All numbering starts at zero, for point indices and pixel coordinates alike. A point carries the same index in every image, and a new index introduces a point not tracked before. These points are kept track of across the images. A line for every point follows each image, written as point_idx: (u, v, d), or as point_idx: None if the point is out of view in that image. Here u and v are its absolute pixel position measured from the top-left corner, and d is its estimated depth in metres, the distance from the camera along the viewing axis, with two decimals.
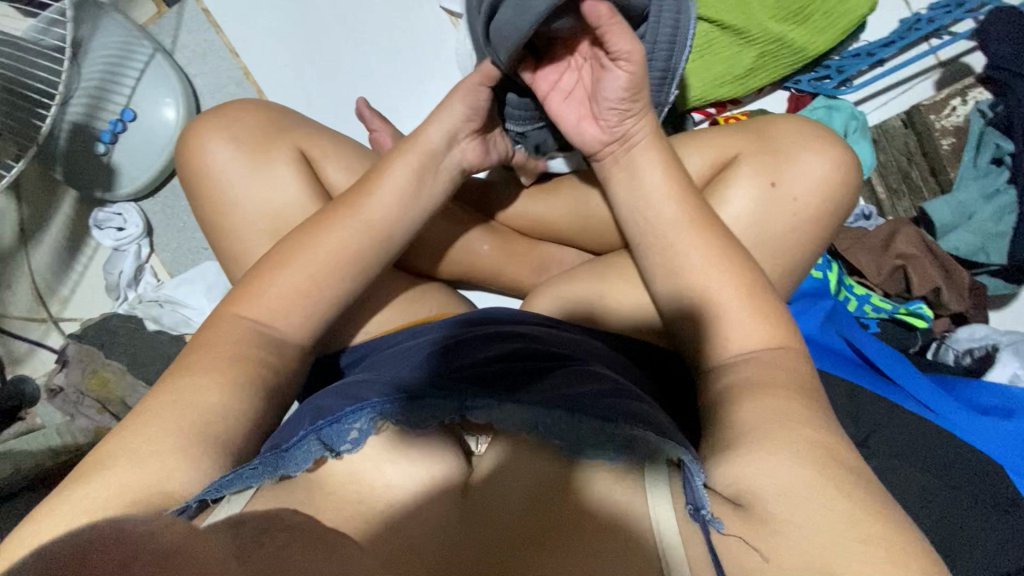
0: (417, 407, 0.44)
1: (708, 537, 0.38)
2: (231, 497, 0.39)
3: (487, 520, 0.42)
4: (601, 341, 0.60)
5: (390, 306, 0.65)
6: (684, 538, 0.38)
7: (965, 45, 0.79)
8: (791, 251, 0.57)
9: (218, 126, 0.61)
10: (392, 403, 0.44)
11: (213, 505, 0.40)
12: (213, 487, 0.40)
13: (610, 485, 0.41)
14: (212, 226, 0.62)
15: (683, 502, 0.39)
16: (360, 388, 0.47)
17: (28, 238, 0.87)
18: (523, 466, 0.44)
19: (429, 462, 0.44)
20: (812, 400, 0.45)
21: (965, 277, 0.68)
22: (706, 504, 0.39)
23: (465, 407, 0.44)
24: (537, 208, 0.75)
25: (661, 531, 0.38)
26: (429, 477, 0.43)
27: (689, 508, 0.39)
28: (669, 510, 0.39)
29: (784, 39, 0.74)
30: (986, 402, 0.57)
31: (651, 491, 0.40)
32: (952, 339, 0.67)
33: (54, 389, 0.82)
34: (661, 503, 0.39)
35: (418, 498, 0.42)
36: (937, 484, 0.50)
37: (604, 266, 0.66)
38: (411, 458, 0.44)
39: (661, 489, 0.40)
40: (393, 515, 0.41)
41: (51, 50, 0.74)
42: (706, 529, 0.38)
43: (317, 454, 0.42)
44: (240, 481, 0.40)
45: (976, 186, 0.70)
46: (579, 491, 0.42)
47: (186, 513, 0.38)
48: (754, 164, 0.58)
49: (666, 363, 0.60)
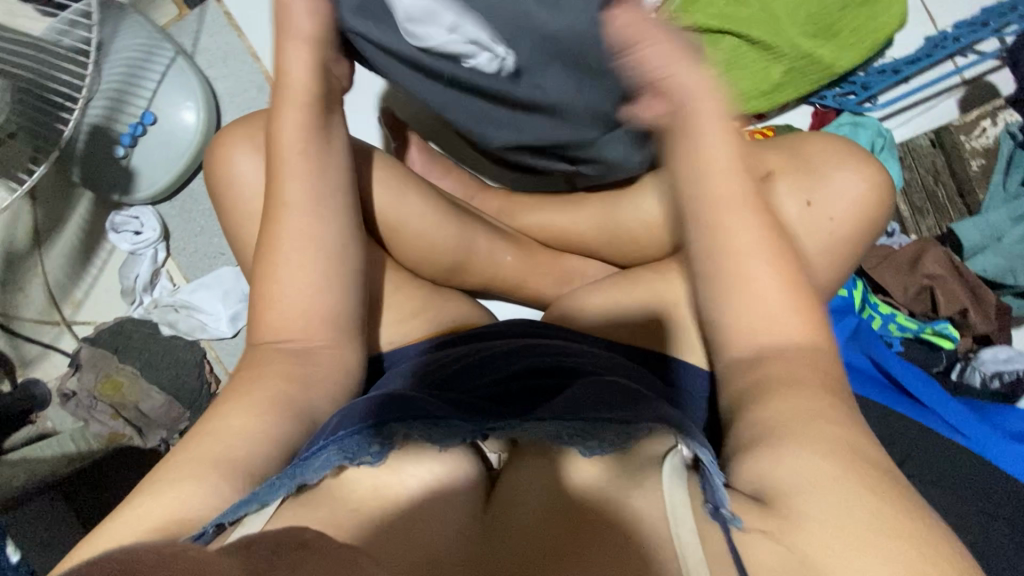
0: (439, 428, 0.43)
1: (728, 535, 0.36)
2: (250, 516, 0.37)
3: (503, 534, 0.41)
4: (614, 352, 0.61)
5: (417, 317, 0.65)
6: (704, 535, 0.35)
7: (991, 63, 0.79)
8: (825, 270, 0.57)
9: (248, 134, 0.60)
10: (404, 415, 0.43)
11: (228, 529, 0.37)
12: (231, 510, 0.38)
13: (609, 478, 0.42)
14: (241, 235, 0.61)
15: (702, 499, 0.37)
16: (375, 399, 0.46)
17: (42, 241, 0.86)
18: (535, 470, 0.45)
19: (445, 466, 0.44)
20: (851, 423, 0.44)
21: (992, 299, 0.68)
22: (727, 504, 0.37)
23: (489, 428, 0.44)
24: (563, 220, 0.75)
25: (676, 522, 0.36)
26: (441, 477, 0.44)
27: (709, 505, 0.37)
28: (686, 504, 0.37)
29: (813, 56, 0.74)
30: (1017, 429, 0.58)
31: (667, 480, 0.39)
32: (978, 360, 0.67)
33: (66, 393, 0.81)
34: (679, 500, 0.37)
35: (427, 500, 0.42)
36: (973, 509, 0.50)
37: (634, 281, 0.65)
38: (428, 463, 0.44)
39: (677, 484, 0.38)
40: (402, 518, 0.40)
41: (73, 53, 0.73)
42: (725, 527, 0.36)
43: (335, 462, 0.41)
44: (258, 498, 0.39)
45: (1005, 209, 0.70)
46: (578, 488, 0.42)
47: (200, 541, 0.35)
48: (790, 182, 0.57)
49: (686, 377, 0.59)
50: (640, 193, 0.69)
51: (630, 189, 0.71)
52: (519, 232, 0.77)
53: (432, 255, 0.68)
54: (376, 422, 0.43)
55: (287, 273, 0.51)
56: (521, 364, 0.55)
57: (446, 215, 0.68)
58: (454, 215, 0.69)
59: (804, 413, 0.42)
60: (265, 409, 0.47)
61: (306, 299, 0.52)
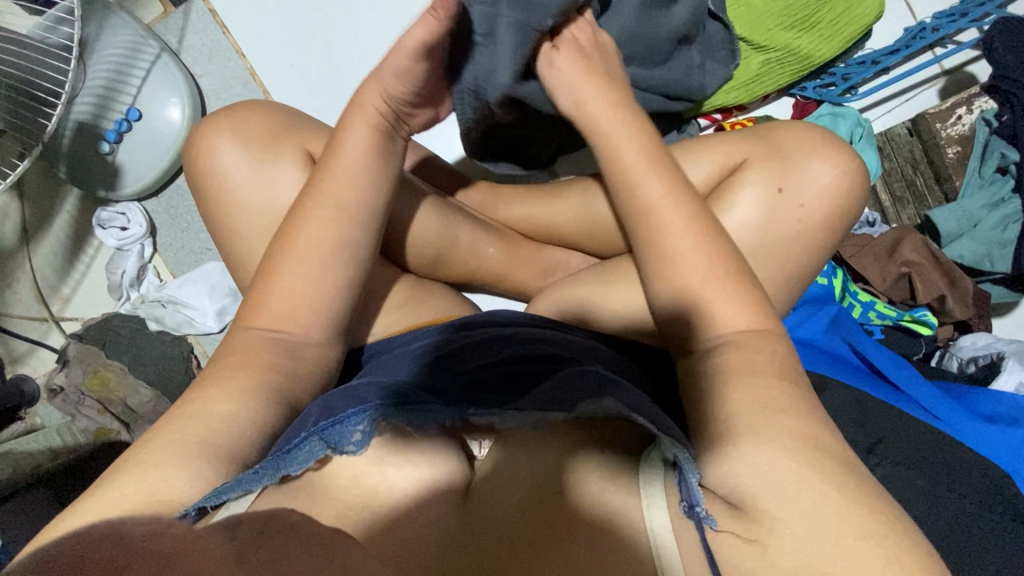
0: (417, 412, 0.43)
1: (702, 536, 0.37)
2: (234, 502, 0.37)
3: (485, 530, 0.42)
4: (599, 342, 0.61)
5: (398, 308, 0.65)
6: (677, 537, 0.37)
7: (970, 54, 0.80)
8: (799, 257, 0.58)
9: (228, 126, 0.61)
10: (394, 406, 0.43)
11: (212, 511, 0.37)
12: (214, 493, 0.38)
13: (601, 485, 0.42)
14: (221, 226, 0.62)
15: (678, 499, 0.38)
16: (364, 389, 0.45)
17: (31, 238, 0.87)
18: (519, 466, 0.46)
19: (432, 465, 0.44)
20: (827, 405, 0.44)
21: (968, 285, 0.68)
22: (701, 501, 0.38)
23: (468, 413, 0.44)
24: (544, 213, 0.75)
25: (655, 536, 0.38)
26: (430, 479, 0.43)
27: (683, 506, 0.38)
28: (665, 518, 0.38)
29: (791, 48, 0.74)
30: (990, 411, 0.58)
31: (645, 495, 0.40)
32: (955, 346, 0.69)
33: (53, 389, 0.81)
34: (656, 505, 0.39)
35: (417, 501, 0.42)
36: (944, 494, 0.51)
37: (613, 271, 0.66)
38: (413, 460, 0.44)
39: (657, 489, 0.40)
40: (392, 518, 0.41)
41: (58, 49, 0.74)
42: (700, 525, 0.37)
43: (319, 453, 0.40)
44: (242, 485, 0.38)
45: (982, 195, 0.70)
46: (574, 492, 0.43)
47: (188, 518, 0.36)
48: (762, 170, 0.58)
49: (659, 361, 0.61)
50: None
51: (608, 181, 0.71)
52: (502, 224, 0.77)
53: (413, 247, 0.68)
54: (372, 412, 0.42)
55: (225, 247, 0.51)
56: (501, 353, 0.55)
57: (428, 208, 0.69)
58: (434, 207, 0.69)
59: (772, 395, 0.42)
60: (240, 396, 0.47)
61: (284, 288, 0.52)
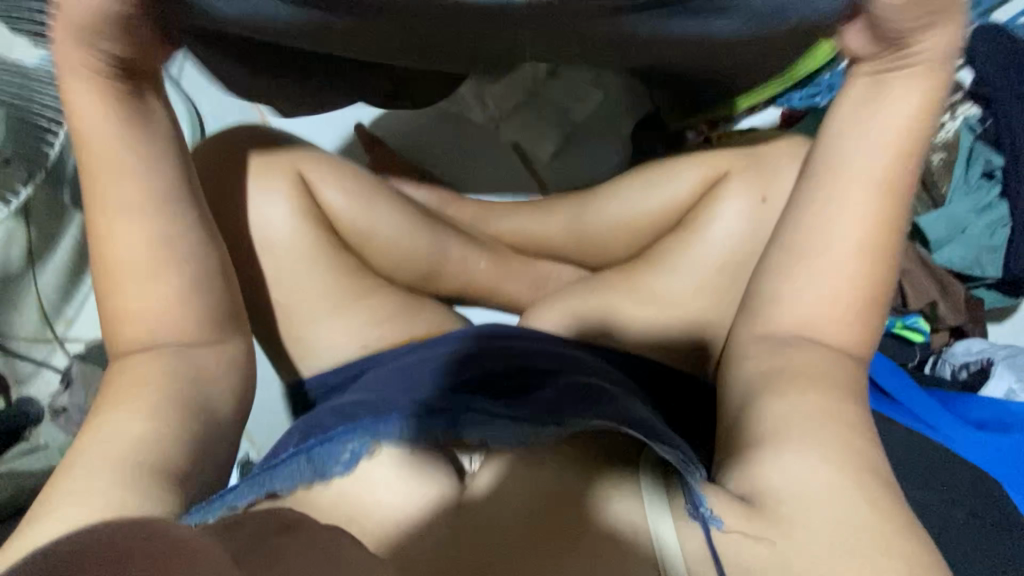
0: (421, 426, 0.46)
1: (708, 535, 0.39)
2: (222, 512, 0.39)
3: (480, 539, 0.42)
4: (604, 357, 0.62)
5: (392, 322, 0.66)
6: (682, 533, 0.39)
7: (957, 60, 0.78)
8: None
9: (220, 149, 0.62)
10: (390, 424, 0.46)
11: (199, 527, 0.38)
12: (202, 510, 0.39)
13: (617, 505, 0.42)
14: None
15: (683, 501, 0.40)
16: (356, 410, 0.49)
17: (35, 261, 0.87)
18: (517, 481, 0.45)
19: (429, 482, 0.46)
20: (822, 407, 0.44)
21: (958, 290, 0.69)
22: (704, 501, 0.40)
23: (459, 423, 0.46)
24: (533, 224, 0.76)
25: (661, 547, 0.39)
26: (428, 497, 0.45)
27: (688, 505, 0.40)
28: (673, 535, 0.39)
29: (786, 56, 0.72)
30: (978, 417, 0.60)
31: (651, 512, 0.41)
32: (948, 352, 0.68)
33: (57, 409, 0.81)
34: (660, 504, 0.41)
35: (411, 516, 0.44)
36: (943, 500, 0.50)
37: (603, 283, 0.67)
38: (404, 479, 0.45)
39: (661, 507, 0.41)
40: (388, 532, 0.42)
41: (62, 79, 0.76)
42: (707, 527, 0.39)
43: (307, 472, 0.44)
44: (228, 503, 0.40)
45: (969, 200, 0.71)
46: (583, 507, 0.43)
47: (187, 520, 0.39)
48: (743, 181, 0.62)
49: (673, 380, 0.61)
50: (607, 196, 0.71)
51: (597, 192, 0.73)
52: (493, 237, 0.78)
53: (403, 261, 0.69)
54: (354, 431, 0.46)
55: (203, 255, 0.51)
56: (500, 364, 0.55)
57: (420, 222, 0.70)
58: (427, 223, 0.71)
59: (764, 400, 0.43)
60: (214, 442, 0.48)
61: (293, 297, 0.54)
